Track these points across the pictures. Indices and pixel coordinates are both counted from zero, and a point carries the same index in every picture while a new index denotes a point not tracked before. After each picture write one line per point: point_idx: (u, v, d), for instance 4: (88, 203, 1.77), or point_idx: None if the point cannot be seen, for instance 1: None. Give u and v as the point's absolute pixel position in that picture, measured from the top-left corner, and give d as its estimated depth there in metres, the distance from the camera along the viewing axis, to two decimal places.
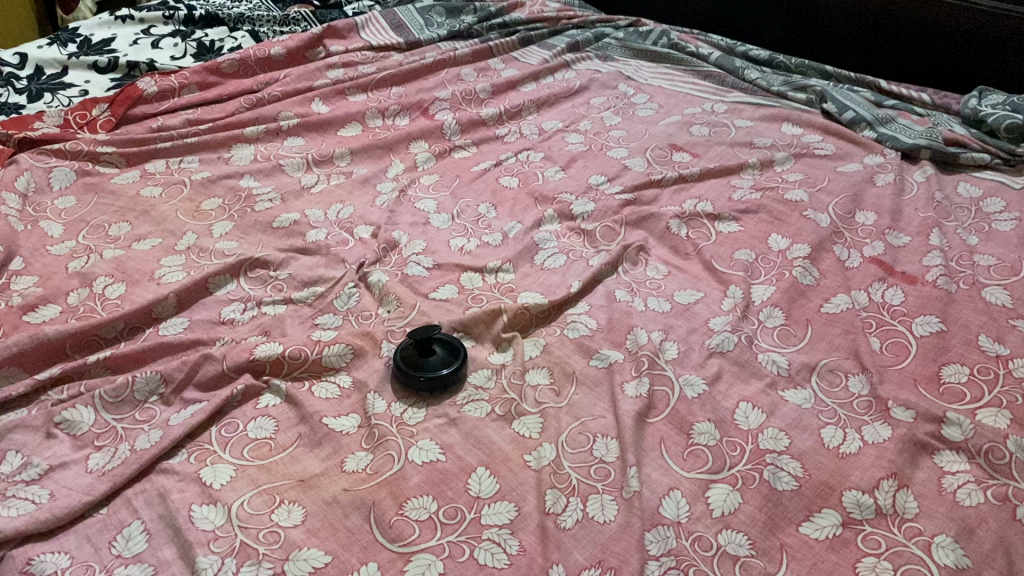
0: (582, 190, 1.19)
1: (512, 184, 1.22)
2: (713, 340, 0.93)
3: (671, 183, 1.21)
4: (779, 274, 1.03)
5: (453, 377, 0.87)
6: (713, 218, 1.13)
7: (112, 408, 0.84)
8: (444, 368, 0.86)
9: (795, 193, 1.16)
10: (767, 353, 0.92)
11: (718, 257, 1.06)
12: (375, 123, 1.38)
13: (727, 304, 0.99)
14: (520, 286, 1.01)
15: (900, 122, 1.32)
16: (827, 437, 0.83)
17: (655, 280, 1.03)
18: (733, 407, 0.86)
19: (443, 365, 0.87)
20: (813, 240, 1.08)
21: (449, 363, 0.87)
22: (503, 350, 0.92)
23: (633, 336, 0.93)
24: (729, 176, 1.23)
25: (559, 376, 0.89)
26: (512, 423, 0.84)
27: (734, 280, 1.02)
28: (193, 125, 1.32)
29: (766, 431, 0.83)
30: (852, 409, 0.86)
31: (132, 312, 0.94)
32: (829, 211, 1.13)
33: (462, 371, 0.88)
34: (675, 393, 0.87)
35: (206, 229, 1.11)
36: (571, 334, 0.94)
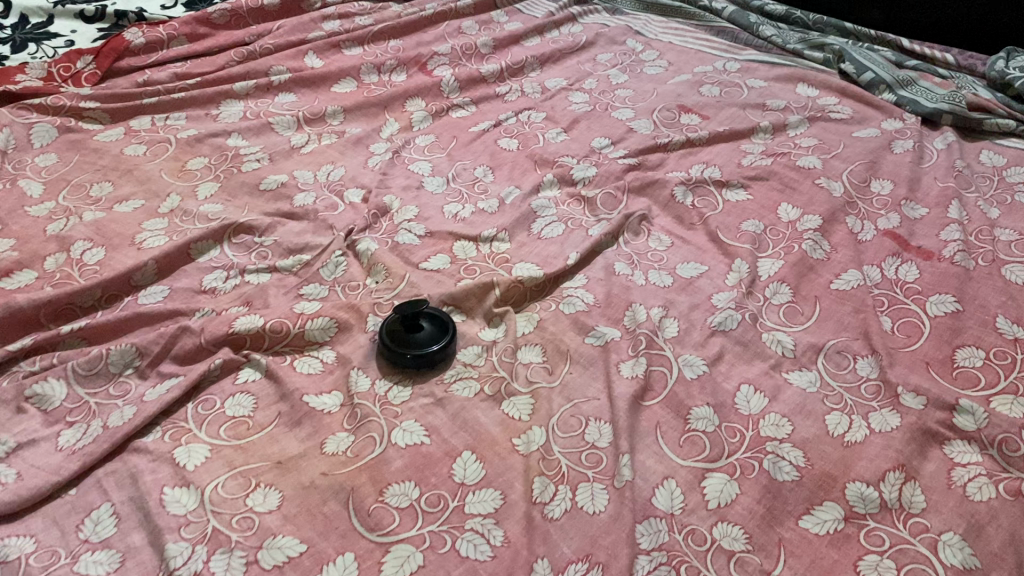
0: (584, 153, 1.14)
1: (511, 146, 1.16)
2: (715, 318, 0.89)
3: (678, 147, 1.15)
4: (787, 248, 0.98)
5: (442, 354, 0.83)
6: (720, 184, 1.07)
7: (85, 381, 0.81)
8: (434, 345, 0.82)
9: (807, 159, 1.11)
10: (772, 333, 0.88)
11: (724, 227, 1.01)
12: (371, 78, 1.33)
13: (731, 278, 0.94)
14: (515, 256, 0.97)
15: (922, 84, 1.25)
16: (832, 424, 0.79)
17: (658, 252, 0.98)
18: (733, 390, 0.82)
19: (432, 341, 0.83)
20: (825, 210, 1.02)
21: (438, 339, 0.83)
22: (494, 326, 0.88)
23: (631, 313, 0.88)
24: (739, 140, 1.17)
25: (553, 355, 0.85)
26: (501, 404, 0.80)
27: (739, 252, 0.97)
28: (181, 79, 1.27)
29: (767, 417, 0.79)
30: (859, 394, 0.81)
31: (109, 279, 0.91)
32: (843, 179, 1.07)
33: (452, 348, 0.84)
34: (673, 374, 0.82)
35: (191, 191, 1.07)
36: (566, 310, 0.89)
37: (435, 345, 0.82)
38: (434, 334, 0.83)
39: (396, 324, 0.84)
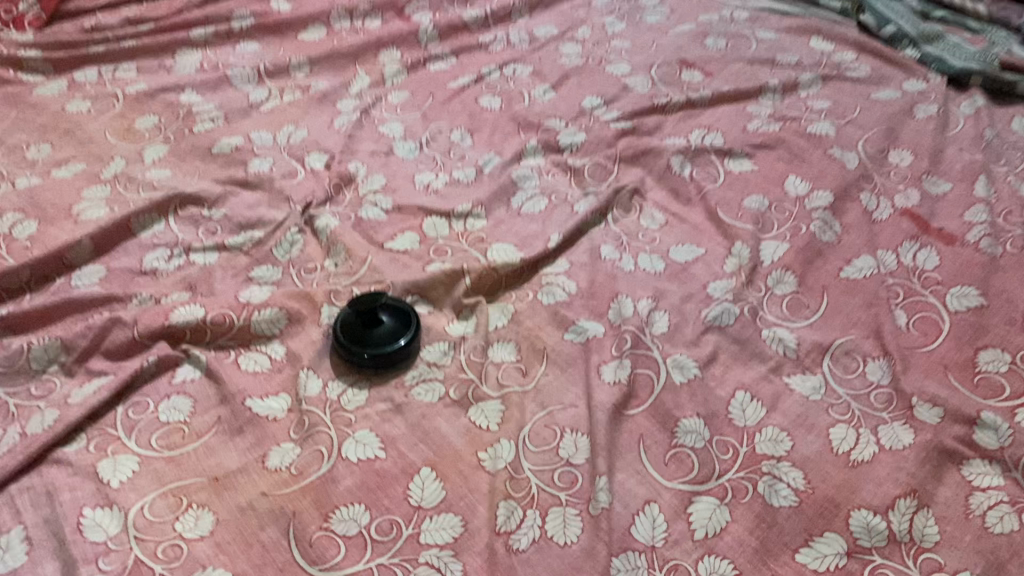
0: (572, 115, 1.03)
1: (493, 105, 1.06)
2: (710, 311, 0.80)
3: (677, 109, 1.04)
4: (794, 228, 0.88)
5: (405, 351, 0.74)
6: (722, 153, 0.97)
7: (6, 381, 0.73)
8: (394, 341, 0.74)
9: (820, 125, 1.00)
10: (773, 330, 0.79)
11: (725, 204, 0.91)
12: (342, 24, 1.20)
13: (730, 265, 0.84)
14: (491, 236, 0.87)
15: (950, 39, 1.14)
16: (837, 440, 0.70)
17: (649, 232, 0.88)
18: (728, 397, 0.73)
19: (392, 337, 0.74)
20: (837, 185, 0.92)
21: (400, 335, 0.74)
22: (464, 319, 0.79)
23: (617, 306, 0.79)
24: (745, 101, 1.06)
25: (527, 353, 0.76)
26: (468, 411, 0.72)
27: (740, 234, 0.87)
28: (134, 24, 1.15)
29: (765, 431, 0.71)
30: (868, 404, 0.73)
31: (38, 258, 0.81)
32: (858, 149, 0.97)
33: (416, 344, 0.75)
34: (661, 379, 0.73)
35: (138, 154, 0.97)
36: (544, 300, 0.80)
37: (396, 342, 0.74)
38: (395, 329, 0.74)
39: (353, 318, 0.75)
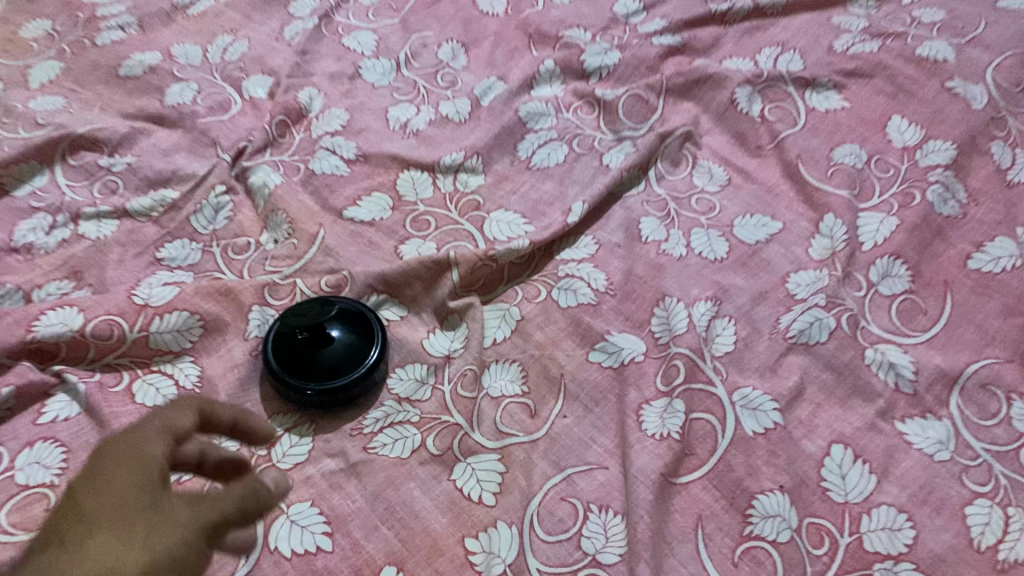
0: (601, 25, 0.78)
1: (495, 9, 0.80)
2: (793, 321, 0.57)
3: (741, 18, 0.79)
4: (903, 195, 0.64)
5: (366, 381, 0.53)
6: (803, 83, 0.72)
7: None
8: (351, 367, 0.52)
9: (934, 44, 0.74)
10: (879, 348, 0.57)
11: (808, 156, 0.67)
12: None
13: (818, 249, 0.62)
14: (490, 200, 0.64)
15: None
16: (977, 529, 0.49)
17: (706, 197, 0.65)
18: (820, 454, 0.52)
19: (347, 362, 0.52)
20: (961, 132, 0.67)
21: (359, 356, 0.53)
22: (450, 329, 0.57)
23: (662, 313, 0.57)
24: (830, 8, 0.80)
25: (536, 381, 0.55)
26: (452, 471, 0.51)
27: (831, 203, 0.64)
28: None
29: (876, 511, 0.49)
30: (1018, 468, 0.51)
31: None
32: (987, 80, 0.71)
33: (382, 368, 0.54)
34: (726, 428, 0.52)
35: (22, 75, 0.73)
36: (562, 302, 0.58)
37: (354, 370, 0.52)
38: (351, 348, 0.53)
39: (288, 335, 0.53)
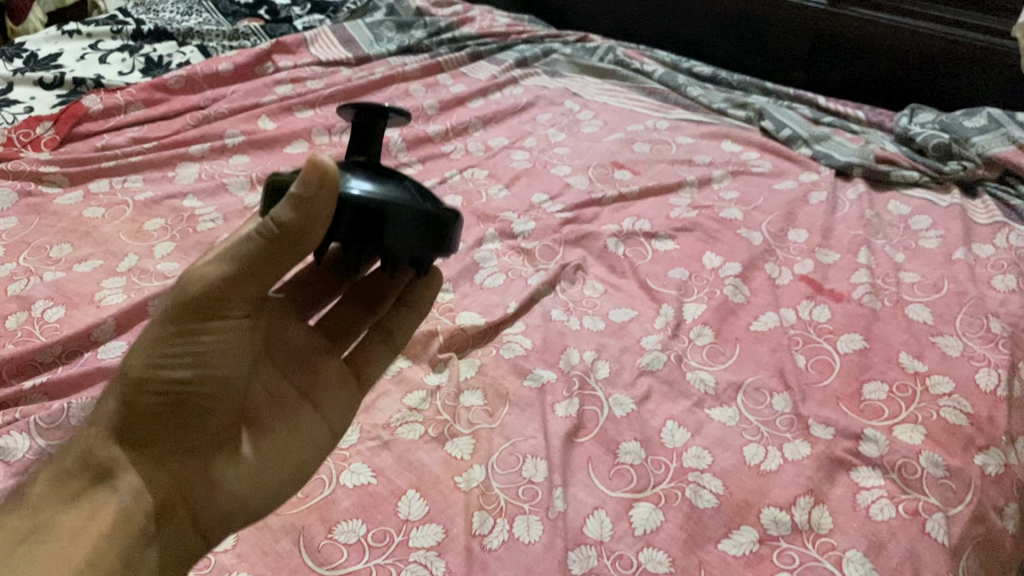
0: (524, 208, 1.21)
1: (456, 202, 1.22)
2: (644, 359, 0.96)
3: (612, 202, 1.22)
4: (712, 292, 1.05)
5: (353, 227, 0.53)
6: (649, 236, 1.15)
7: (46, 434, 0.84)
8: (368, 185, 0.54)
9: (730, 212, 1.19)
10: (695, 372, 0.95)
11: (653, 275, 1.08)
12: (322, 140, 1.38)
13: (659, 322, 1.01)
14: (458, 305, 1.03)
15: (836, 139, 1.35)
16: (749, 454, 0.85)
17: (592, 299, 1.05)
18: (659, 426, 0.88)
19: (384, 180, 0.55)
20: (745, 258, 1.10)
21: (407, 190, 0.55)
22: (439, 371, 0.94)
23: (566, 356, 0.96)
24: (667, 194, 1.24)
25: (493, 397, 0.91)
26: (445, 445, 0.85)
27: (666, 298, 1.04)
28: (138, 143, 1.32)
29: (690, 449, 0.86)
30: (774, 427, 0.88)
31: (69, 336, 0.96)
32: (762, 229, 1.16)
33: (394, 235, 0.53)
34: (604, 413, 0.89)
35: (148, 250, 1.11)
36: (506, 354, 0.96)
37: (365, 205, 0.52)
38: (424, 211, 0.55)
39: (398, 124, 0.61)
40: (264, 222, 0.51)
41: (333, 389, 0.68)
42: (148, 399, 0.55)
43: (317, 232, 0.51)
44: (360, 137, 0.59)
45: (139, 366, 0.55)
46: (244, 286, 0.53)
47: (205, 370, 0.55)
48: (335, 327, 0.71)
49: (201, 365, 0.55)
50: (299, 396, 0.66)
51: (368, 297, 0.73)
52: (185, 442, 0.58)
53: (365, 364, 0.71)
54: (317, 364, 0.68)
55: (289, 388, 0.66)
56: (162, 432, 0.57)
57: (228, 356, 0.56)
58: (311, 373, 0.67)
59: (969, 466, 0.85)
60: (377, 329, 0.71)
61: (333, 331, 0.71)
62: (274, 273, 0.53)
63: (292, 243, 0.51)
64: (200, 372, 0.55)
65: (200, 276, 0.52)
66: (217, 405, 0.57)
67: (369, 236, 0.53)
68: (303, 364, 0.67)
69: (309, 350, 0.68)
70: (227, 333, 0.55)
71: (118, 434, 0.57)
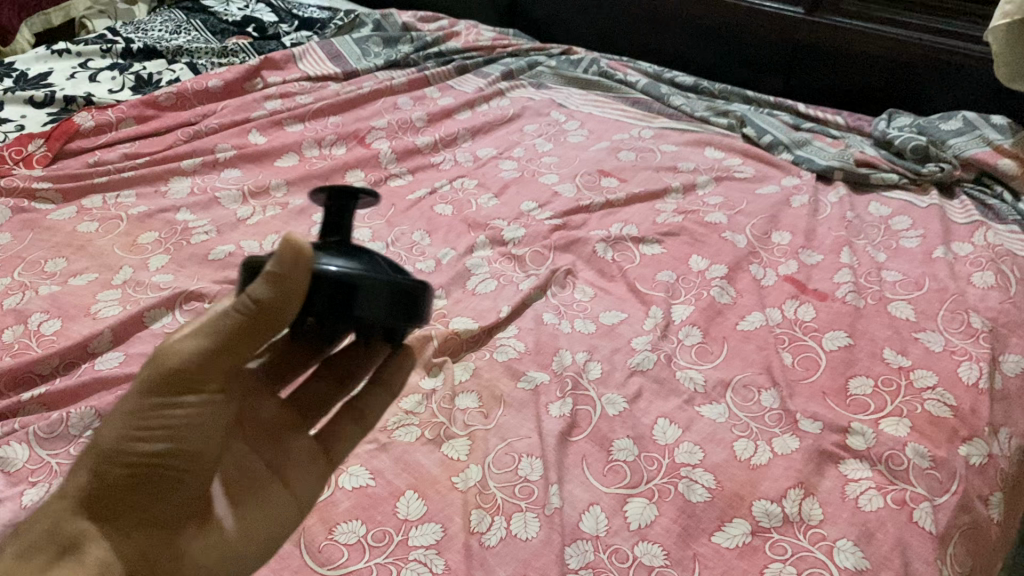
0: (514, 215, 1.23)
1: (446, 211, 1.24)
2: (634, 359, 0.97)
3: (599, 208, 1.25)
4: (699, 293, 1.08)
5: (325, 303, 0.54)
6: (637, 240, 1.17)
7: (46, 444, 0.85)
8: (340, 262, 0.55)
9: (715, 216, 1.21)
10: (685, 370, 0.97)
11: (641, 278, 1.11)
12: (312, 153, 1.40)
13: (649, 324, 1.03)
14: (451, 311, 1.05)
15: (816, 144, 1.38)
16: (740, 449, 0.87)
17: (582, 302, 1.07)
18: (651, 424, 0.90)
19: (354, 256, 0.56)
20: (731, 260, 1.12)
21: (375, 265, 0.56)
22: (433, 375, 0.96)
23: (558, 358, 0.97)
24: (653, 200, 1.27)
25: (488, 399, 0.93)
26: (441, 447, 0.87)
27: (654, 300, 1.06)
28: (130, 159, 1.33)
29: (682, 445, 0.87)
30: (763, 422, 0.90)
31: (67, 348, 0.96)
32: (747, 232, 1.18)
33: (366, 308, 0.54)
34: (597, 412, 0.91)
35: (143, 263, 1.13)
36: (500, 357, 0.98)
37: (339, 280, 0.53)
38: (398, 288, 0.56)
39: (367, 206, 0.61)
40: (241, 298, 0.50)
41: (303, 467, 0.66)
42: (116, 471, 0.54)
43: (289, 307, 0.51)
44: (329, 220, 0.58)
45: (110, 437, 0.54)
46: (217, 363, 0.52)
47: (180, 444, 0.54)
48: (306, 402, 0.70)
49: (174, 439, 0.54)
50: (268, 473, 0.64)
51: (343, 374, 0.71)
52: (156, 513, 0.56)
53: (336, 442, 0.69)
54: (290, 441, 0.66)
55: (259, 464, 0.64)
56: (130, 506, 0.55)
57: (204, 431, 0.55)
58: (281, 450, 0.66)
59: (954, 456, 0.87)
60: (351, 407, 0.70)
61: (305, 406, 0.70)
62: (248, 347, 0.52)
63: (263, 321, 0.51)
64: (172, 448, 0.54)
65: (176, 352, 0.52)
66: (188, 478, 0.56)
67: (342, 310, 0.54)
68: (274, 441, 0.66)
69: (279, 426, 0.66)
70: (204, 408, 0.54)
71: (89, 505, 0.55)
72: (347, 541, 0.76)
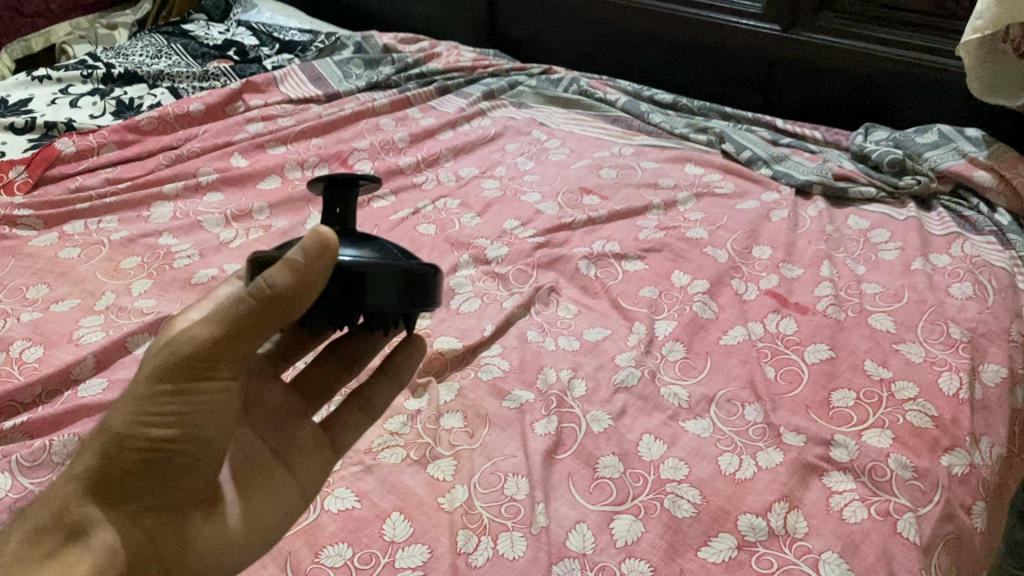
0: (496, 234, 1.23)
1: (429, 231, 1.24)
2: (619, 375, 0.98)
3: (581, 225, 1.25)
4: (682, 309, 1.08)
5: (338, 292, 0.54)
6: (619, 257, 1.18)
7: (29, 472, 0.85)
8: (352, 251, 0.55)
9: (696, 231, 1.22)
10: (669, 386, 0.97)
11: (624, 294, 1.11)
12: (295, 175, 1.40)
13: (632, 340, 1.04)
14: (435, 330, 1.05)
15: (794, 159, 1.40)
16: (724, 464, 0.87)
17: (566, 320, 1.07)
18: (636, 440, 0.90)
19: (363, 245, 0.57)
20: (712, 275, 1.13)
21: (387, 252, 0.57)
22: (418, 396, 0.96)
23: (543, 376, 0.98)
24: (635, 216, 1.28)
25: (473, 418, 0.93)
26: (427, 467, 0.87)
27: (637, 316, 1.07)
28: (112, 184, 1.33)
29: (666, 461, 0.88)
30: (747, 436, 0.91)
31: (49, 375, 0.96)
32: (727, 247, 1.19)
33: (376, 295, 0.54)
34: (582, 429, 0.91)
35: (125, 288, 1.12)
36: (484, 376, 0.98)
37: (350, 269, 0.53)
38: (412, 271, 0.56)
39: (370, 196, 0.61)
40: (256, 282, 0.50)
41: (307, 454, 0.67)
42: (126, 457, 0.53)
43: (312, 295, 0.51)
44: (331, 211, 0.59)
45: (121, 422, 0.53)
46: (232, 349, 0.52)
47: (189, 430, 0.54)
48: (311, 386, 0.71)
49: (186, 425, 0.53)
50: (273, 458, 0.65)
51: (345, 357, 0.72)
52: (164, 499, 0.55)
53: (342, 431, 0.69)
54: (291, 429, 0.67)
55: (265, 450, 0.65)
56: (139, 492, 0.54)
57: (214, 416, 0.54)
58: (285, 437, 0.66)
59: (936, 467, 0.87)
60: (357, 398, 0.71)
61: (307, 391, 0.71)
62: (262, 334, 0.52)
63: (283, 310, 0.50)
64: (184, 433, 0.53)
65: (193, 336, 0.51)
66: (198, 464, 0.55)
67: (352, 297, 0.54)
68: (277, 428, 0.67)
69: (282, 413, 0.68)
70: (217, 394, 0.54)
71: (95, 489, 0.53)
72: (333, 565, 0.76)
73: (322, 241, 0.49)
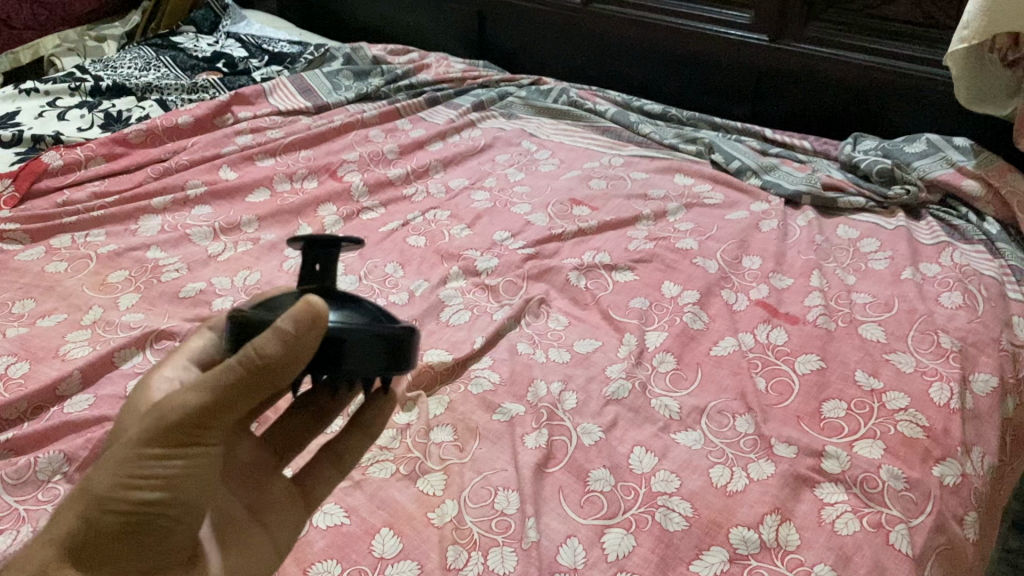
0: (486, 245, 1.23)
1: (419, 243, 1.24)
2: (609, 388, 0.97)
3: (571, 236, 1.25)
4: (672, 320, 1.08)
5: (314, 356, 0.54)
6: (610, 268, 1.18)
7: (13, 490, 0.83)
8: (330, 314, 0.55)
9: (686, 242, 1.22)
10: (660, 398, 0.97)
11: (615, 305, 1.11)
12: (284, 187, 1.40)
13: (623, 351, 1.03)
14: (425, 343, 1.04)
15: (783, 169, 1.40)
16: (716, 476, 0.87)
17: (556, 331, 1.07)
18: (627, 452, 0.90)
19: (343, 306, 0.56)
20: (702, 286, 1.13)
21: (370, 314, 0.56)
22: (408, 410, 0.95)
23: (533, 389, 0.97)
24: (625, 227, 1.28)
25: (463, 432, 0.92)
26: (416, 482, 0.86)
27: (628, 327, 1.07)
28: (100, 197, 1.33)
29: (658, 474, 0.87)
30: (738, 448, 0.90)
31: (34, 391, 0.95)
32: (717, 258, 1.19)
33: (353, 360, 0.54)
34: (573, 442, 0.90)
35: (113, 302, 1.11)
36: (474, 390, 0.97)
37: (328, 333, 0.53)
38: (393, 337, 0.55)
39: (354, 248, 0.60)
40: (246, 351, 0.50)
41: (281, 513, 0.66)
42: (111, 519, 0.51)
43: (297, 364, 0.51)
44: (310, 267, 0.58)
45: (105, 484, 0.51)
46: (220, 414, 0.51)
47: (176, 493, 0.52)
48: (285, 440, 0.70)
49: (172, 487, 0.52)
50: (248, 518, 0.64)
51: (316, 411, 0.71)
52: (146, 565, 0.53)
53: (313, 483, 0.69)
54: (266, 487, 0.66)
55: (240, 508, 0.64)
56: (124, 556, 0.52)
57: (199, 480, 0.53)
58: (260, 496, 0.65)
59: (927, 477, 0.87)
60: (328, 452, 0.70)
61: (280, 445, 0.69)
62: (249, 400, 0.52)
63: (271, 376, 0.51)
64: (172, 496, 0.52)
65: (182, 402, 0.51)
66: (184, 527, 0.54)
67: (329, 361, 0.54)
68: (254, 486, 0.66)
69: (259, 467, 0.67)
70: (204, 460, 0.53)
71: (75, 554, 0.51)
72: None
73: (311, 310, 0.50)
